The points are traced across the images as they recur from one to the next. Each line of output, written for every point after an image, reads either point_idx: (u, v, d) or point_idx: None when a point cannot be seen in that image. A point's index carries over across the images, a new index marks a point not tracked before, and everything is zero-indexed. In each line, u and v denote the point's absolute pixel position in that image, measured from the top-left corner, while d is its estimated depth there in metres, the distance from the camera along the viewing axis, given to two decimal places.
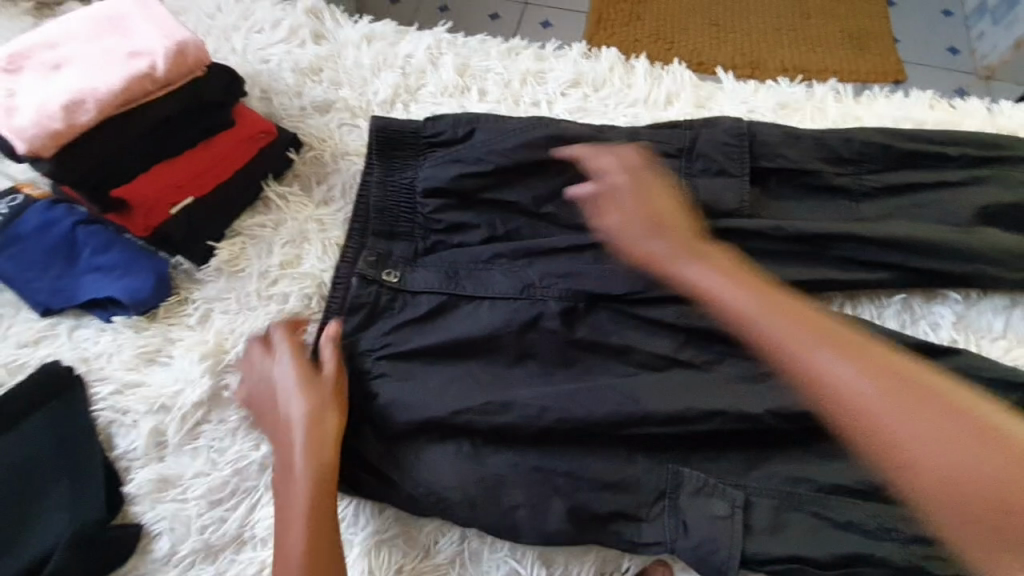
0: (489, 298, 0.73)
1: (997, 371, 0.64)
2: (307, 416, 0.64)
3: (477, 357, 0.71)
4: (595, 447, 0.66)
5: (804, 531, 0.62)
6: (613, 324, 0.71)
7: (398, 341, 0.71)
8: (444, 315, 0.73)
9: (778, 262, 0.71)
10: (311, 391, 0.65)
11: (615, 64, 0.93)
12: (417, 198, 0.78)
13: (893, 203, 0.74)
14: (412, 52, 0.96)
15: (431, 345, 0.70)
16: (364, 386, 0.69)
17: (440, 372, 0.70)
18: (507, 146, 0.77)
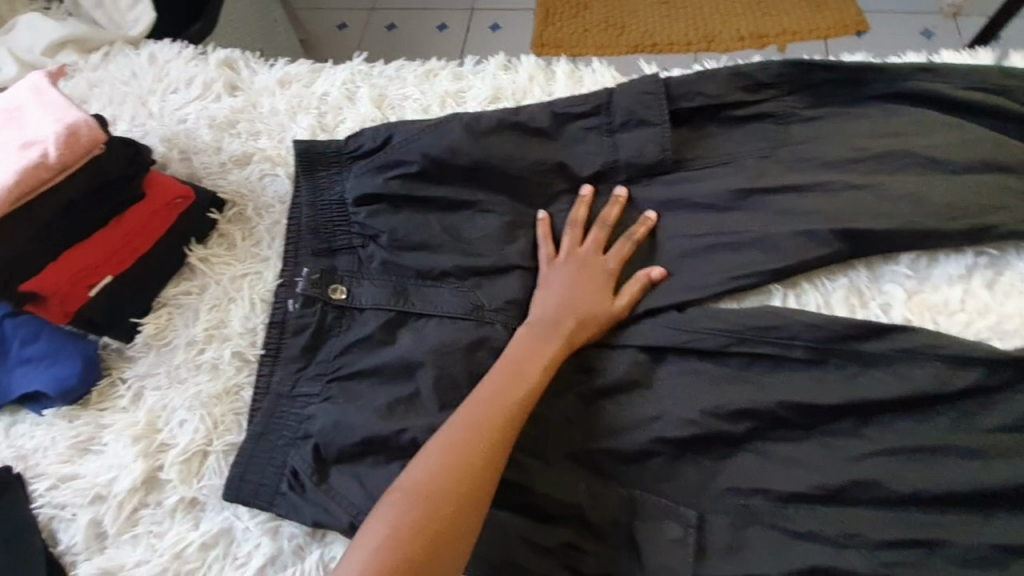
0: (435, 314, 0.73)
1: (948, 349, 0.58)
2: (571, 321, 0.68)
3: (413, 377, 0.68)
4: (540, 470, 0.62)
5: (762, 542, 0.57)
6: (540, 343, 0.66)
7: (350, 362, 0.70)
8: (383, 339, 0.71)
9: (709, 259, 0.69)
10: (587, 276, 0.71)
11: (534, 72, 0.90)
12: (348, 209, 0.78)
13: (847, 155, 0.67)
14: (327, 90, 0.93)
15: (381, 365, 0.69)
16: (311, 409, 0.68)
17: (386, 391, 0.68)
18: (427, 143, 0.76)
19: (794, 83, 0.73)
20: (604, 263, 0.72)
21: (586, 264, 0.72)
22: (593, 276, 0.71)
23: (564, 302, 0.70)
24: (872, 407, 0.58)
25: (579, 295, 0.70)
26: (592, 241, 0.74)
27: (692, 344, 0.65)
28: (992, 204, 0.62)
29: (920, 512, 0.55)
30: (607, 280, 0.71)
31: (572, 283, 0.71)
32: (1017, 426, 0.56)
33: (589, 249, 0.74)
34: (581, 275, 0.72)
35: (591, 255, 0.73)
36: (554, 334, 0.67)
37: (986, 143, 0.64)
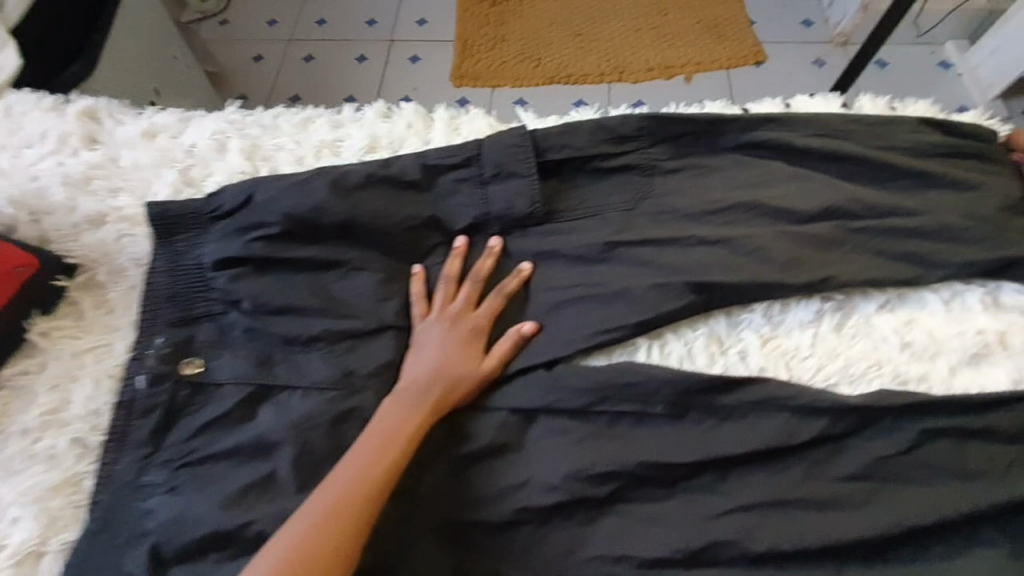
0: (304, 385, 0.68)
1: (795, 400, 0.59)
2: (438, 385, 0.65)
3: (270, 457, 0.64)
4: (399, 551, 0.59)
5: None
6: (408, 416, 0.62)
7: (203, 444, 0.66)
8: (242, 415, 0.67)
9: (577, 312, 0.68)
10: (457, 336, 0.69)
11: (413, 120, 0.88)
12: (206, 275, 0.73)
13: (694, 207, 0.70)
14: (195, 141, 0.88)
15: (233, 447, 0.65)
16: (153, 501, 0.63)
17: (239, 473, 0.63)
18: (288, 203, 0.72)
19: (658, 136, 0.75)
20: (474, 321, 0.70)
21: (457, 322, 0.70)
22: (463, 335, 0.69)
23: (433, 364, 0.67)
24: (728, 461, 0.59)
25: (447, 355, 0.68)
26: (464, 298, 0.72)
27: (559, 404, 0.64)
28: (829, 253, 0.65)
29: (774, 568, 0.56)
30: (477, 338, 0.69)
31: (441, 343, 0.69)
32: (862, 474, 0.57)
33: (460, 306, 0.72)
34: (451, 334, 0.69)
35: (462, 312, 0.71)
36: (421, 400, 0.64)
37: (826, 191, 0.67)
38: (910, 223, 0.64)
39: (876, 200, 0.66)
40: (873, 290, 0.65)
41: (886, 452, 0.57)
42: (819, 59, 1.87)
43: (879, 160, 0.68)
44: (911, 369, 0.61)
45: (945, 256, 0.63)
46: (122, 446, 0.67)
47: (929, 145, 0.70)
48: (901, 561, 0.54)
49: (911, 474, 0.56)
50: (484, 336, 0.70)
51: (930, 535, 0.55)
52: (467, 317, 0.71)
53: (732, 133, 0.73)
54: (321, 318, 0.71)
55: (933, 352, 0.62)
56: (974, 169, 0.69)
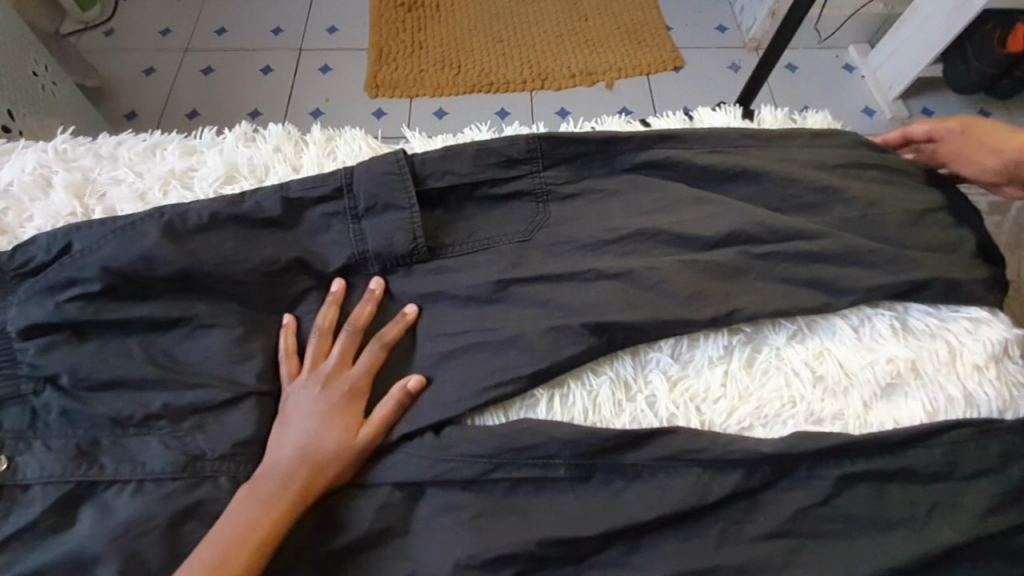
0: (133, 477, 0.56)
1: (706, 452, 0.53)
2: (303, 465, 0.55)
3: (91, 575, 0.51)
4: None
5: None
6: (262, 509, 0.51)
7: (4, 565, 0.52)
8: (58, 522, 0.54)
9: (466, 361, 0.59)
10: (330, 399, 0.59)
11: (280, 144, 0.78)
12: (10, 345, 0.60)
13: (588, 235, 0.65)
14: (11, 178, 0.74)
15: (42, 565, 0.52)
16: None
17: None
18: (108, 255, 0.61)
19: (549, 158, 0.68)
20: (352, 380, 0.60)
21: (330, 383, 0.60)
22: (338, 397, 0.59)
23: (299, 439, 0.56)
24: (640, 529, 0.51)
25: (317, 424, 0.57)
26: (339, 353, 0.62)
27: (447, 476, 0.54)
28: (736, 283, 0.60)
29: None
30: (355, 400, 0.59)
31: (311, 410, 0.58)
32: (782, 530, 0.51)
33: (334, 363, 0.61)
34: (322, 398, 0.59)
35: (337, 370, 0.61)
36: (283, 486, 0.53)
37: (727, 214, 0.63)
38: (815, 246, 0.59)
39: (778, 221, 0.61)
40: (782, 320, 0.60)
41: (805, 504, 0.51)
42: (735, 63, 1.88)
43: (782, 178, 0.64)
44: (825, 407, 0.57)
45: (853, 280, 0.59)
46: None
47: (827, 160, 0.66)
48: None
49: (832, 526, 0.51)
50: (364, 395, 0.60)
51: None
52: (343, 375, 0.61)
53: (629, 151, 0.68)
54: (161, 388, 0.60)
55: (847, 384, 0.57)
56: (878, 178, 0.66)
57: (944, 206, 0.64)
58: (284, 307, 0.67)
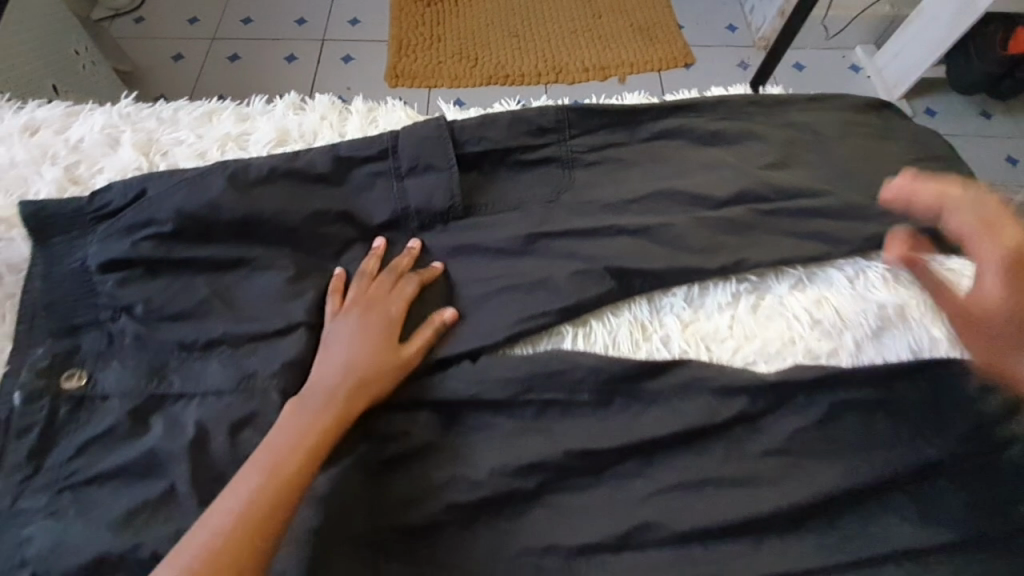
0: (200, 392, 0.62)
1: (715, 380, 0.59)
2: (349, 385, 0.59)
3: (167, 473, 0.57)
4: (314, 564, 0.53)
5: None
6: (318, 416, 0.56)
7: (87, 464, 0.58)
8: (132, 429, 0.60)
9: (499, 302, 0.65)
10: (371, 331, 0.63)
11: (327, 113, 0.84)
12: (92, 278, 0.67)
13: (610, 194, 0.71)
14: (82, 137, 0.80)
15: (122, 464, 0.58)
16: (29, 528, 0.55)
17: (128, 494, 0.57)
18: (180, 199, 0.67)
19: (576, 125, 0.74)
20: (389, 314, 0.65)
21: (369, 316, 0.65)
22: (377, 328, 0.64)
23: (343, 364, 0.61)
24: (655, 445, 0.58)
25: (358, 351, 0.62)
26: (376, 292, 0.67)
27: (483, 397, 0.61)
28: (743, 237, 0.67)
29: (706, 549, 0.55)
30: (393, 331, 0.64)
31: (353, 339, 0.63)
32: (783, 448, 0.57)
33: (372, 300, 0.66)
34: (363, 329, 0.64)
35: (375, 306, 0.66)
36: (332, 403, 0.58)
37: (735, 178, 0.69)
38: (814, 204, 0.66)
39: (784, 183, 0.68)
40: (785, 269, 0.67)
41: (802, 424, 0.58)
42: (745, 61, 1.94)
43: (782, 151, 0.72)
44: (821, 346, 0.63)
45: (848, 234, 0.65)
46: None
47: (826, 134, 0.74)
48: (818, 529, 0.55)
49: (825, 445, 0.57)
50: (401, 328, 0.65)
51: (846, 503, 0.56)
52: (381, 310, 0.66)
53: (648, 121, 0.75)
54: (224, 319, 0.66)
55: (843, 327, 0.63)
56: (873, 150, 0.72)
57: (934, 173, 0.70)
58: (331, 253, 0.73)
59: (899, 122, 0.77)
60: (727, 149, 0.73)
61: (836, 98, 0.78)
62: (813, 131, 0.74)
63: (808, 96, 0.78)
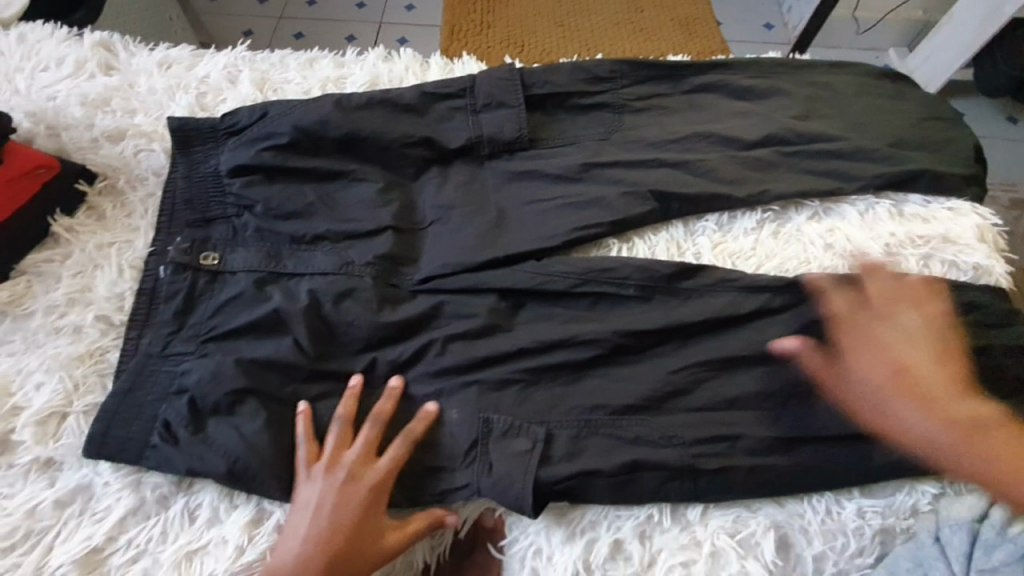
0: (309, 273, 0.76)
1: (740, 281, 0.72)
2: (358, 545, 0.61)
3: (289, 329, 0.71)
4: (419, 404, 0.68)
5: (595, 448, 0.65)
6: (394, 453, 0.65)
7: (223, 321, 0.72)
8: (256, 295, 0.74)
9: (561, 215, 0.79)
10: (365, 490, 0.63)
11: (410, 63, 0.98)
12: (223, 180, 0.81)
13: (656, 134, 0.83)
14: (208, 73, 0.95)
15: (254, 321, 0.71)
16: (187, 364, 0.69)
17: (261, 345, 0.71)
18: (296, 117, 0.82)
19: (629, 76, 0.87)
20: (379, 466, 0.65)
21: (361, 477, 0.64)
22: (377, 494, 0.64)
23: (348, 517, 0.62)
24: (688, 330, 0.70)
25: (361, 502, 0.63)
26: (339, 446, 0.65)
27: (546, 287, 0.74)
28: (767, 173, 0.78)
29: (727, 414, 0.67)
30: (385, 483, 0.64)
31: (350, 497, 0.63)
32: (795, 338, 0.69)
33: (351, 458, 0.65)
34: (358, 489, 0.63)
35: (360, 461, 0.65)
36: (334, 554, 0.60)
37: (765, 124, 0.81)
38: (832, 146, 0.78)
39: (805, 128, 0.80)
40: (803, 203, 0.78)
41: (812, 318, 0.70)
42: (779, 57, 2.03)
43: (804, 105, 0.84)
44: (833, 264, 0.74)
45: (860, 172, 0.77)
46: (146, 325, 0.72)
47: (843, 95, 0.86)
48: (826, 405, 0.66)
49: (832, 337, 0.69)
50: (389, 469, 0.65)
51: (846, 386, 0.67)
52: (369, 468, 0.65)
53: (690, 75, 0.87)
54: (331, 219, 0.80)
55: (850, 252, 0.75)
56: (883, 109, 0.85)
57: (931, 132, 0.83)
58: (416, 173, 0.85)
59: (909, 91, 0.88)
60: (758, 101, 0.84)
61: (856, 66, 0.90)
62: (831, 90, 0.86)
63: (832, 64, 0.90)
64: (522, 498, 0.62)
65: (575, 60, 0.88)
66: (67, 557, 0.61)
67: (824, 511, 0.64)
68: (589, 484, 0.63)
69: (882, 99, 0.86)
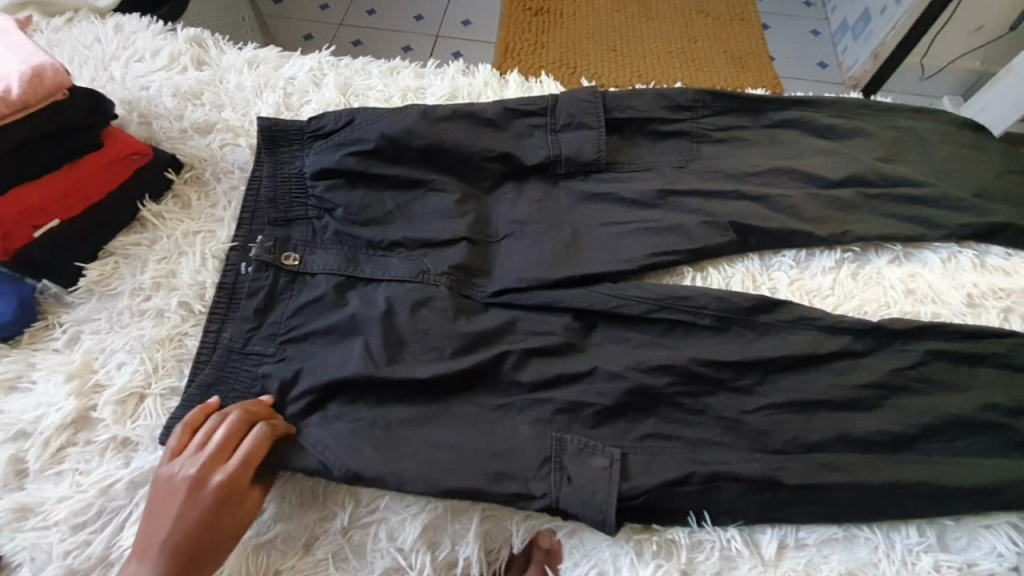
0: (386, 280, 0.77)
1: (818, 321, 0.72)
2: (192, 553, 0.57)
3: (365, 330, 0.72)
4: (491, 418, 0.68)
5: (668, 461, 0.65)
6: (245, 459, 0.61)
7: (302, 323, 0.73)
8: (335, 299, 0.75)
9: (639, 238, 0.79)
10: (203, 487, 0.59)
11: (489, 79, 1.00)
12: (307, 182, 0.83)
13: (734, 165, 0.84)
14: (294, 74, 0.99)
15: (331, 325, 0.72)
16: (267, 366, 0.70)
17: (337, 347, 0.71)
18: (383, 126, 0.83)
19: (712, 106, 0.88)
20: (231, 465, 0.60)
21: (204, 478, 0.60)
22: (216, 501, 0.59)
23: (162, 530, 0.57)
24: (764, 366, 0.70)
25: (186, 512, 0.58)
26: (223, 437, 0.62)
27: (621, 311, 0.74)
28: (848, 214, 0.79)
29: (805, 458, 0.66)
30: (233, 488, 0.60)
31: (192, 493, 0.59)
32: (874, 383, 0.68)
33: (212, 454, 0.61)
34: (193, 497, 0.59)
35: (213, 458, 0.61)
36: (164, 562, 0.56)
37: (848, 165, 0.82)
38: (916, 191, 0.80)
39: (889, 171, 0.81)
40: (885, 246, 0.80)
41: (895, 366, 0.69)
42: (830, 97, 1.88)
43: (884, 149, 0.85)
44: (913, 309, 0.75)
45: (945, 220, 0.79)
46: (228, 321, 0.73)
47: (924, 142, 0.86)
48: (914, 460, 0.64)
49: (911, 384, 0.69)
50: (246, 470, 0.61)
51: (926, 436, 0.66)
52: (223, 467, 0.60)
53: (772, 110, 0.88)
54: (411, 227, 0.81)
55: (932, 298, 0.76)
56: (967, 159, 0.84)
57: (1016, 185, 0.82)
58: (493, 185, 0.86)
59: (992, 142, 0.88)
60: (840, 141, 0.86)
61: (938, 113, 0.90)
62: (913, 135, 0.87)
63: (914, 108, 0.90)
64: (605, 511, 0.61)
65: (657, 87, 0.89)
66: None
67: (900, 562, 0.62)
68: (667, 503, 0.63)
69: (965, 148, 0.85)
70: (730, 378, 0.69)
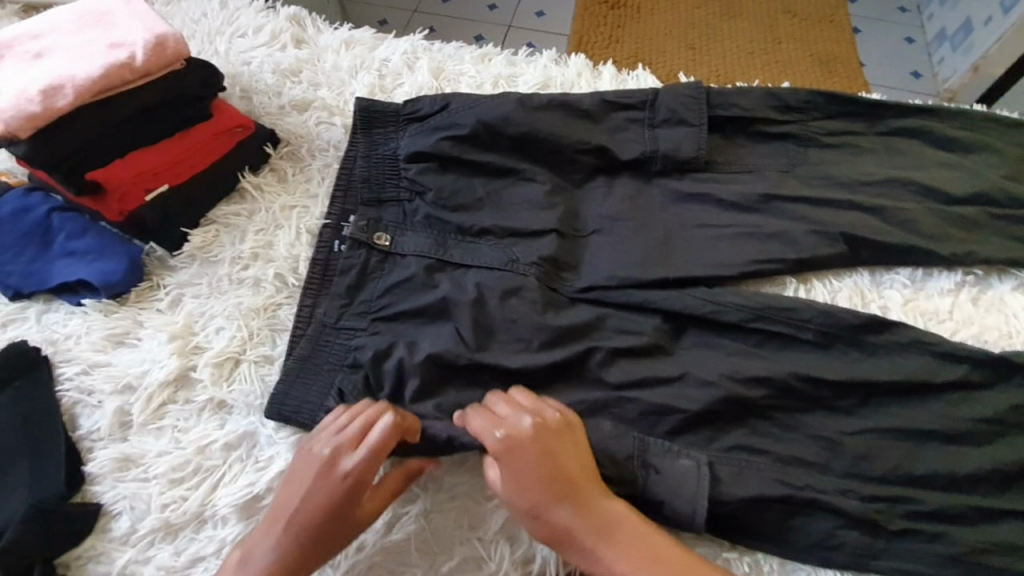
0: (476, 267, 0.76)
1: (935, 345, 0.67)
2: (326, 529, 0.58)
3: (455, 316, 0.72)
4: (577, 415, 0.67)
5: (764, 477, 0.62)
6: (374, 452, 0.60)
7: (393, 303, 0.74)
8: (425, 281, 0.75)
9: (739, 243, 0.75)
10: (336, 464, 0.60)
11: (583, 69, 0.98)
12: (401, 164, 0.83)
13: (845, 172, 0.79)
14: (388, 56, 0.99)
15: (421, 308, 0.72)
16: (358, 342, 0.71)
17: (426, 331, 0.72)
18: (479, 112, 0.83)
19: (823, 109, 0.83)
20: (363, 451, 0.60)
21: (337, 456, 0.60)
22: (346, 482, 0.59)
23: (299, 495, 0.59)
24: (872, 389, 0.66)
25: (318, 485, 0.59)
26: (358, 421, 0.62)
27: (717, 317, 0.71)
28: (970, 233, 0.74)
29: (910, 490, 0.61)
30: (362, 476, 0.59)
31: (324, 468, 0.60)
32: (993, 417, 0.64)
33: (347, 433, 0.61)
34: (325, 472, 0.60)
35: (349, 438, 0.61)
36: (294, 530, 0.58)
37: (973, 180, 0.76)
38: None
39: (1017, 191, 0.75)
40: (1009, 272, 0.74)
41: (1017, 401, 0.64)
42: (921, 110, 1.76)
43: (1012, 167, 0.78)
44: None
45: None
46: (322, 295, 0.75)
47: None
48: None
49: None
50: (375, 460, 0.60)
51: None
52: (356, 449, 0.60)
53: (890, 117, 0.82)
54: (502, 215, 0.80)
55: None
56: None
57: None
58: (584, 177, 0.84)
59: None
60: (964, 155, 0.79)
61: None
62: None
63: None
64: (694, 507, 0.60)
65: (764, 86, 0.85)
66: (232, 498, 0.64)
67: None
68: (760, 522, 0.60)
69: None
70: (835, 397, 0.66)
